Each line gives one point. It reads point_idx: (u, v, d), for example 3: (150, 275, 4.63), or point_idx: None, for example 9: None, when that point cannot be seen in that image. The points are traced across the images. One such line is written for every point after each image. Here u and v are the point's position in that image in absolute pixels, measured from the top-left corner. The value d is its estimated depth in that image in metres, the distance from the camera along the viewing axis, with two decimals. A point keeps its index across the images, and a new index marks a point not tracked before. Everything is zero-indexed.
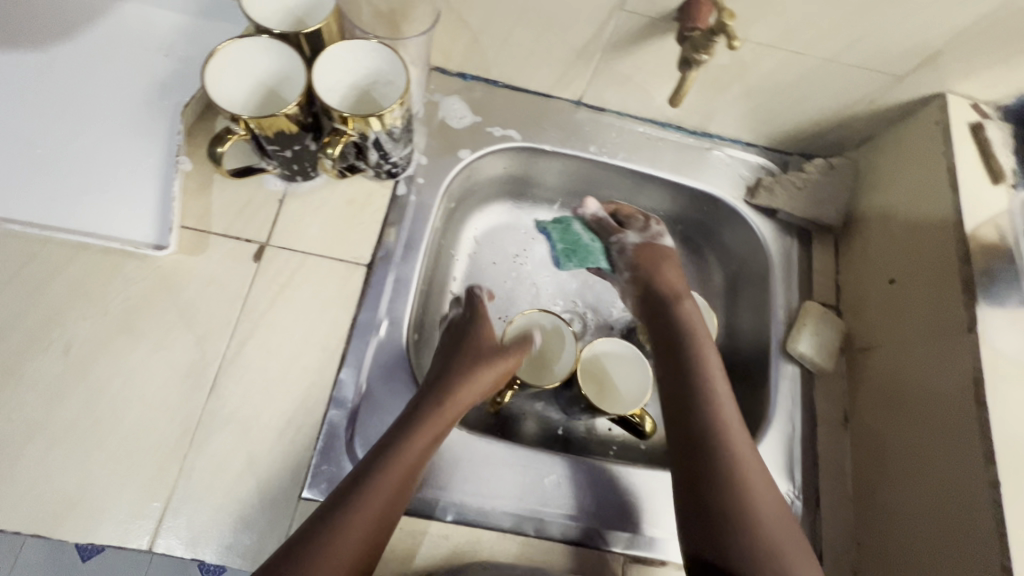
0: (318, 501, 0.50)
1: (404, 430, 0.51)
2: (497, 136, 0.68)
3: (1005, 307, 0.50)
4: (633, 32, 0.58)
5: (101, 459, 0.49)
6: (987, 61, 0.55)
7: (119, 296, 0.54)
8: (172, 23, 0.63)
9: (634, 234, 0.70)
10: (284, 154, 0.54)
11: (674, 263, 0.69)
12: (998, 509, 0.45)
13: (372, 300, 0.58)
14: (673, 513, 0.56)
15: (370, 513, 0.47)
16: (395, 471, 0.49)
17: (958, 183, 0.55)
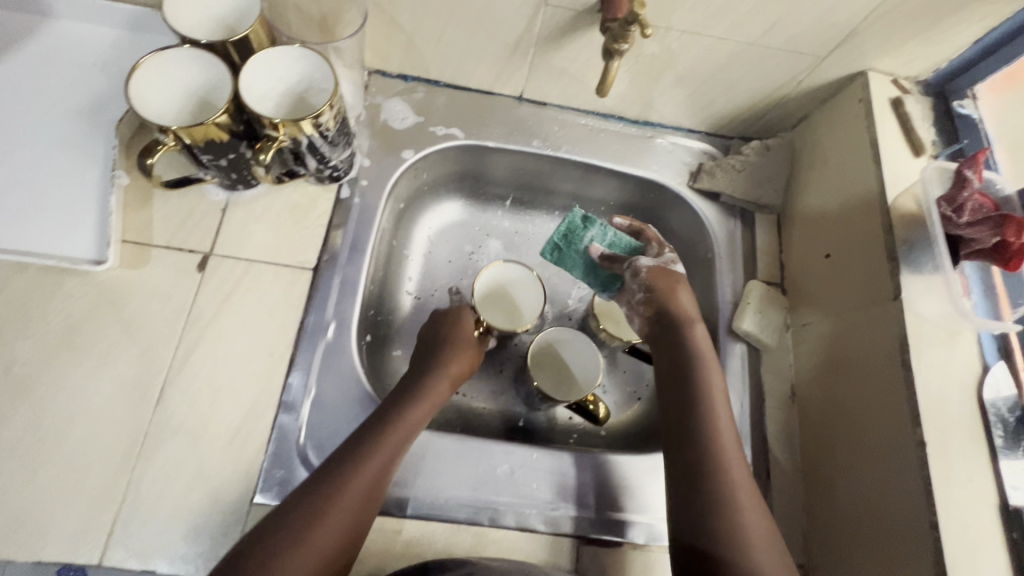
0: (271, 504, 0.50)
1: (376, 425, 0.50)
2: (441, 135, 0.69)
3: (921, 275, 0.52)
4: (562, 26, 0.59)
5: (47, 478, 0.49)
6: (902, 38, 0.57)
7: (60, 314, 0.54)
8: (106, 37, 0.63)
9: (647, 257, 0.62)
10: (220, 163, 0.54)
11: (689, 290, 0.61)
12: (925, 468, 0.46)
13: (320, 304, 0.59)
14: (626, 495, 0.57)
15: (343, 510, 0.45)
16: (361, 477, 0.47)
17: (880, 157, 0.57)
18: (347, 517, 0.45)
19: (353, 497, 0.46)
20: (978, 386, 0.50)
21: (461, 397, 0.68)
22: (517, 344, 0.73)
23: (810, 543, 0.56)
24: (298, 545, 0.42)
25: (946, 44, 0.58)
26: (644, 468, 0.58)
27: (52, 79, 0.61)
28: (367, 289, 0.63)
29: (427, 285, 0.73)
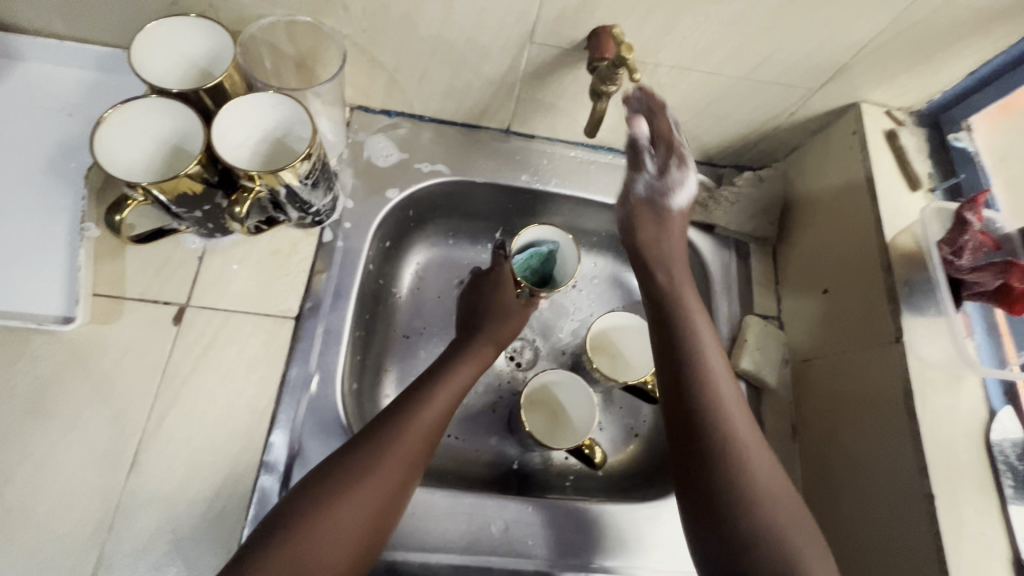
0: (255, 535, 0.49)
1: (366, 448, 0.47)
2: (426, 171, 0.67)
3: (924, 316, 0.51)
4: (547, 63, 0.57)
5: (11, 557, 0.46)
6: (895, 71, 0.56)
7: (26, 376, 0.51)
8: (73, 78, 0.60)
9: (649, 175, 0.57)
10: (195, 214, 0.52)
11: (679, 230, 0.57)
12: (934, 522, 0.45)
13: (302, 355, 0.56)
14: (625, 545, 0.55)
15: (332, 534, 0.43)
16: (343, 501, 0.44)
17: (877, 192, 0.56)
18: (338, 545, 0.43)
19: (343, 522, 0.44)
20: (985, 433, 0.48)
21: (453, 441, 0.66)
22: (509, 382, 0.70)
23: None
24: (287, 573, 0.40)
25: (939, 76, 0.57)
26: (644, 518, 0.56)
27: (20, 126, 0.58)
28: (352, 336, 0.60)
29: (415, 324, 0.70)
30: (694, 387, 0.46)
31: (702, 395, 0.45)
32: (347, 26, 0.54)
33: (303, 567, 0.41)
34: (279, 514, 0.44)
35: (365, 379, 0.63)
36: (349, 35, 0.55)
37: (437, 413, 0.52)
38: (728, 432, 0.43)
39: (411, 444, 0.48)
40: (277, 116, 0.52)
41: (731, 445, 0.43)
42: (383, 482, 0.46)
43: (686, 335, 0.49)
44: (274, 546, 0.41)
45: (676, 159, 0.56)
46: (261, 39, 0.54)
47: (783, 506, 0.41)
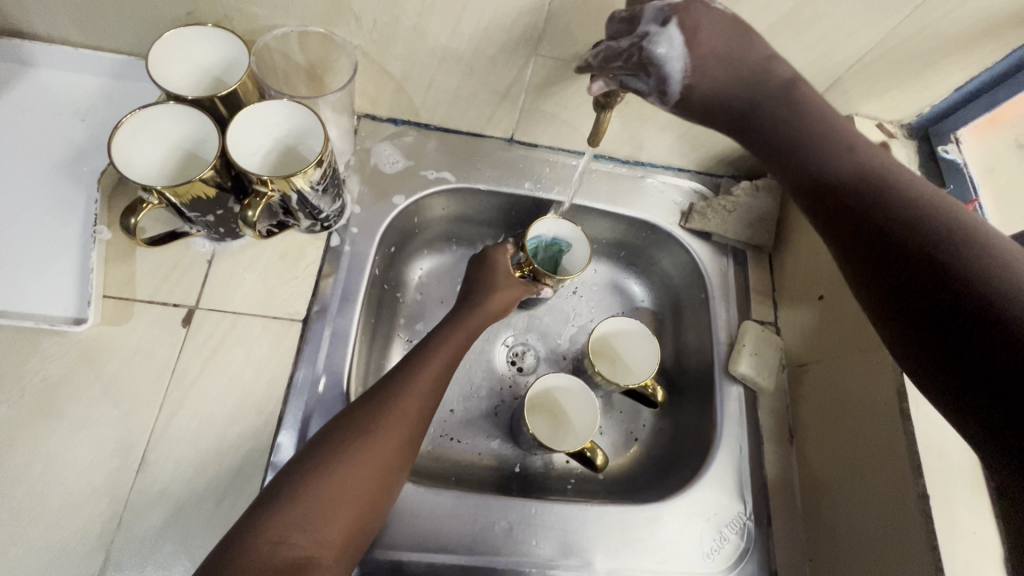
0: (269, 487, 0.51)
1: (366, 416, 0.48)
2: (431, 178, 0.68)
3: None
4: (552, 74, 0.59)
5: (18, 554, 0.46)
6: (884, 86, 0.58)
7: (36, 376, 0.51)
8: (87, 86, 0.61)
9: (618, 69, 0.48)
10: (207, 218, 0.54)
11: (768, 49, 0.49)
12: (928, 520, 0.46)
13: (310, 357, 0.57)
14: (626, 544, 0.56)
15: (337, 494, 0.44)
16: (347, 459, 0.45)
17: None
18: (348, 504, 0.44)
19: (352, 480, 0.44)
20: None
21: (455, 444, 0.67)
22: (510, 386, 0.71)
23: None
24: (302, 532, 0.42)
25: (927, 91, 0.59)
26: (644, 519, 0.57)
27: (32, 131, 0.59)
28: (358, 338, 0.61)
29: (419, 327, 0.71)
30: (881, 185, 0.42)
31: (888, 194, 0.41)
32: (358, 37, 0.55)
33: (317, 525, 0.42)
34: (283, 484, 0.44)
35: (370, 382, 0.64)
36: (359, 46, 0.57)
37: (433, 376, 0.52)
38: (920, 215, 0.39)
39: (409, 409, 0.49)
40: (290, 124, 0.54)
41: (927, 215, 0.39)
42: (385, 447, 0.47)
43: (829, 151, 0.45)
44: (285, 508, 0.42)
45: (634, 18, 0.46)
46: (274, 49, 0.56)
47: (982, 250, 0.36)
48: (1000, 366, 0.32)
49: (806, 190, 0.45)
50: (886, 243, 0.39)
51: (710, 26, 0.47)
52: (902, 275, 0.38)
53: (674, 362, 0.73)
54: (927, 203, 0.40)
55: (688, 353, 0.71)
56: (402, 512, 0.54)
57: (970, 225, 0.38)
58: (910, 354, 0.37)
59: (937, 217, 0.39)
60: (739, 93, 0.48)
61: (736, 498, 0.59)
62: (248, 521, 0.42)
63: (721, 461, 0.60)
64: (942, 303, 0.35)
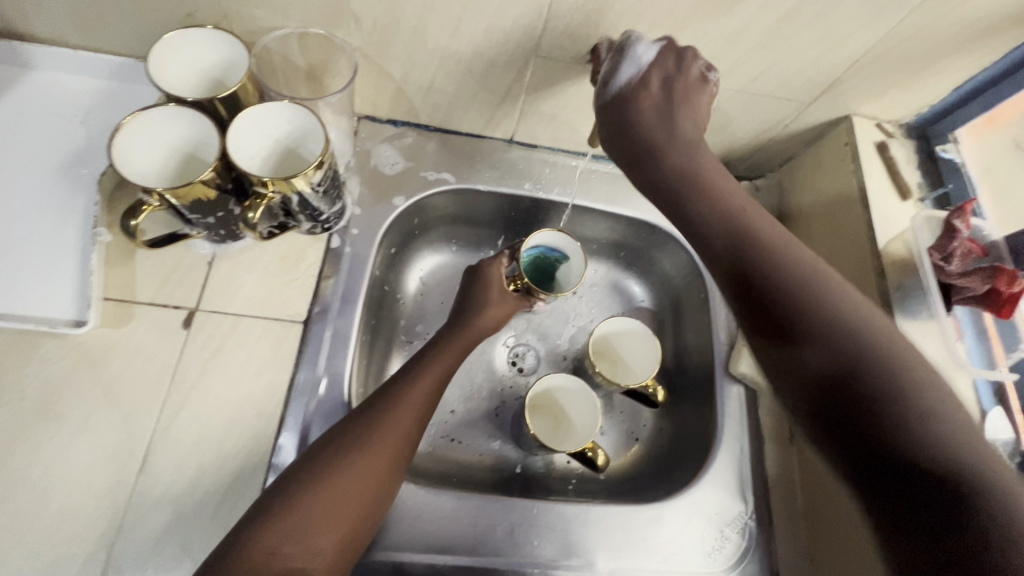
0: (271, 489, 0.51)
1: (360, 426, 0.48)
2: (431, 179, 0.68)
3: (917, 320, 0.52)
4: (552, 75, 0.59)
5: (19, 557, 0.46)
6: (883, 86, 0.58)
7: (36, 379, 0.51)
8: (86, 88, 0.61)
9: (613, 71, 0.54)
10: (208, 220, 0.54)
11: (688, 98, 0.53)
12: None
13: (310, 358, 0.57)
14: (628, 545, 0.56)
15: (330, 504, 0.44)
16: (339, 471, 0.45)
17: (869, 201, 0.58)
18: (341, 516, 0.44)
19: (346, 489, 0.45)
20: None
21: (456, 445, 0.67)
22: (511, 388, 0.71)
23: None
24: (294, 542, 0.42)
25: (927, 91, 0.60)
26: (645, 520, 0.57)
27: (32, 133, 0.59)
28: (358, 339, 0.61)
29: (419, 328, 0.71)
30: (814, 307, 0.43)
31: (822, 319, 0.42)
32: (358, 39, 0.55)
33: (309, 535, 0.42)
34: (276, 495, 0.44)
35: (371, 384, 0.64)
36: (360, 47, 0.57)
37: (426, 390, 0.53)
38: (865, 368, 0.39)
39: (401, 423, 0.49)
40: (290, 127, 0.54)
41: (849, 340, 0.41)
42: (376, 460, 0.47)
43: (727, 211, 0.49)
44: (277, 518, 0.42)
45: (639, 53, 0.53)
46: (274, 50, 0.56)
47: (921, 406, 0.37)
48: (846, 420, 0.38)
49: (732, 274, 0.47)
50: (833, 394, 0.39)
51: (685, 91, 0.53)
52: (807, 367, 0.41)
53: (674, 362, 0.73)
54: (846, 317, 0.42)
55: (688, 352, 0.71)
56: (403, 514, 0.54)
57: (835, 295, 0.43)
58: (807, 413, 0.41)
59: (846, 328, 0.41)
60: (642, 139, 0.53)
61: (737, 498, 0.59)
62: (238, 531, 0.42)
63: (722, 461, 0.60)
64: (813, 370, 0.41)
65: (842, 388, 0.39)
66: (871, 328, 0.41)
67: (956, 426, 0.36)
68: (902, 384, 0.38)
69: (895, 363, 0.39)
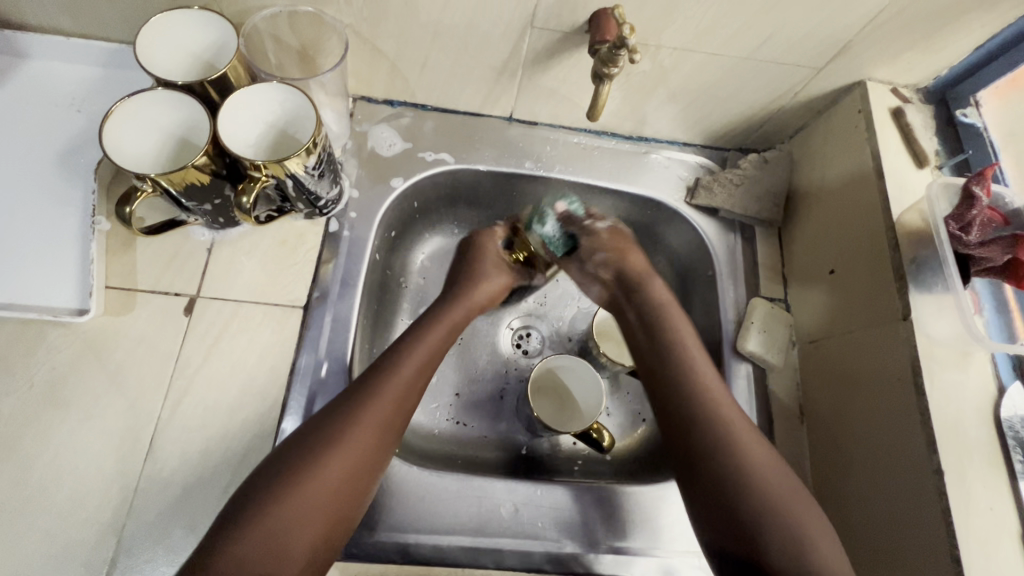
0: None
1: (351, 403, 0.48)
2: (430, 160, 0.67)
3: (932, 294, 0.50)
4: (549, 47, 0.57)
5: (35, 540, 0.47)
6: (900, 48, 0.55)
7: (43, 367, 0.52)
8: (79, 75, 0.61)
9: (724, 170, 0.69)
10: (205, 207, 0.54)
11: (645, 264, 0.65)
12: (943, 497, 0.44)
13: (312, 342, 0.57)
14: (635, 526, 0.55)
15: (328, 486, 0.44)
16: (334, 453, 0.45)
17: (883, 170, 0.56)
18: (340, 496, 0.45)
19: (342, 468, 0.45)
20: (995, 410, 0.48)
21: (462, 427, 0.67)
22: (515, 369, 0.71)
23: None
24: (299, 525, 0.42)
25: (947, 51, 0.56)
26: (647, 500, 0.56)
27: (28, 123, 0.59)
28: (359, 322, 0.61)
29: (423, 312, 0.71)
30: (702, 410, 0.51)
31: (709, 427, 0.50)
32: (348, 15, 0.54)
33: (314, 515, 0.43)
34: (268, 482, 0.43)
35: (375, 367, 0.64)
36: (351, 25, 0.55)
37: (416, 365, 0.53)
38: (733, 456, 0.48)
39: (396, 407, 0.49)
40: (282, 108, 0.53)
41: (725, 440, 0.48)
42: (371, 435, 0.47)
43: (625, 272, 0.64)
44: (276, 507, 0.42)
45: (696, 186, 0.69)
46: (264, 31, 0.55)
47: (731, 432, 0.49)
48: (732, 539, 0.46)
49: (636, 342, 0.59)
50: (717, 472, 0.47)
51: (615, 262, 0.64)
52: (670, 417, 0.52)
53: None
54: (720, 417, 0.50)
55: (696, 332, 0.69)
56: (406, 497, 0.54)
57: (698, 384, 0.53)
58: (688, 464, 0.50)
59: (729, 437, 0.49)
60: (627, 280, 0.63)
61: None
62: (226, 523, 0.41)
63: None
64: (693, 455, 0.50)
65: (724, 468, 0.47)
66: (749, 438, 0.49)
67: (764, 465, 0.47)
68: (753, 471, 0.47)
69: (754, 456, 0.48)
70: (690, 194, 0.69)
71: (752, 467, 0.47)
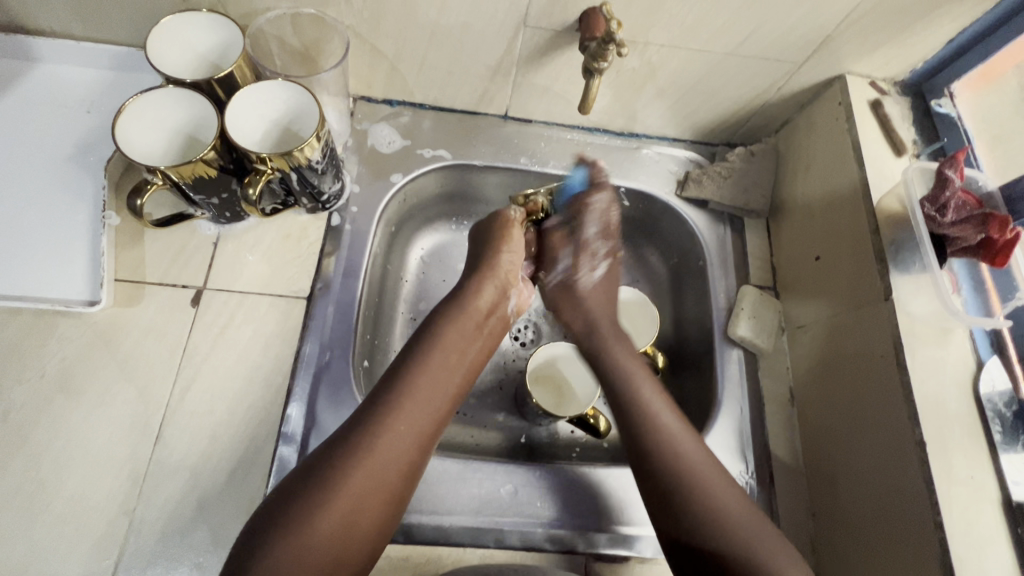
0: (291, 456, 0.53)
1: (391, 392, 0.50)
2: (428, 156, 0.69)
3: (910, 274, 0.52)
4: (542, 46, 0.59)
5: (47, 524, 0.48)
6: (876, 42, 0.58)
7: (55, 357, 0.54)
8: (89, 78, 0.63)
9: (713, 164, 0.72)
10: (212, 201, 0.56)
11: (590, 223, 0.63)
12: (925, 467, 0.46)
13: (316, 332, 0.59)
14: (631, 505, 0.57)
15: (378, 475, 0.46)
16: (382, 442, 0.47)
17: (863, 158, 0.58)
18: (373, 505, 0.45)
19: (392, 457, 0.47)
20: (974, 384, 0.50)
21: (462, 417, 0.68)
22: (513, 360, 0.72)
23: (817, 544, 0.56)
24: (357, 513, 0.44)
25: (921, 45, 0.59)
26: None
27: (40, 123, 0.61)
28: (361, 312, 0.62)
29: (422, 306, 0.73)
30: (644, 421, 0.53)
31: (653, 443, 0.51)
32: (350, 17, 0.56)
33: (368, 504, 0.45)
34: (301, 494, 0.43)
35: (376, 357, 0.65)
36: (351, 26, 0.57)
37: (451, 355, 0.55)
38: (678, 459, 0.50)
39: (424, 420, 0.50)
40: (286, 105, 0.55)
41: (667, 449, 0.51)
42: (417, 423, 0.49)
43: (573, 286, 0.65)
44: (318, 517, 0.43)
45: (687, 179, 0.71)
46: (268, 32, 0.57)
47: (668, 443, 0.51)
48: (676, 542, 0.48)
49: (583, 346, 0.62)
50: (657, 470, 0.50)
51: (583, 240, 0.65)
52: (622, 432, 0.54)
53: (674, 332, 0.73)
54: (669, 428, 0.52)
55: (688, 321, 0.71)
56: None
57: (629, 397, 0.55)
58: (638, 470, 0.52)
59: (675, 444, 0.51)
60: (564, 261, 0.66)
61: (737, 457, 0.59)
62: (278, 514, 0.43)
63: (721, 423, 0.61)
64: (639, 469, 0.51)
65: (669, 470, 0.50)
66: (691, 449, 0.51)
67: (703, 480, 0.49)
68: (698, 471, 0.49)
69: (698, 461, 0.50)
70: (681, 187, 0.72)
71: (699, 472, 0.49)
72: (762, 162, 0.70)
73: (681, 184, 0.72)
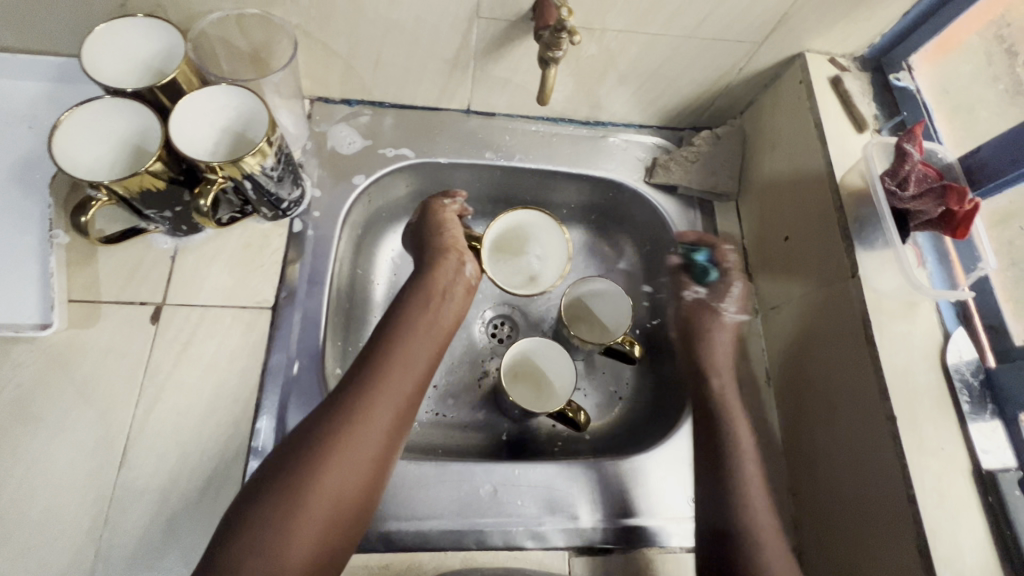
0: None
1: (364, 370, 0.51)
2: (391, 156, 0.68)
3: (874, 250, 0.52)
4: (498, 37, 0.58)
5: (8, 557, 0.47)
6: (832, 19, 0.58)
7: (9, 384, 0.52)
8: (29, 91, 0.60)
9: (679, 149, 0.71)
10: (166, 214, 0.54)
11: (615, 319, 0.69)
12: (897, 441, 0.46)
13: (282, 342, 0.57)
14: (611, 500, 0.56)
15: (360, 448, 0.47)
16: (361, 415, 0.48)
17: (825, 136, 0.58)
18: (354, 478, 0.46)
19: (372, 430, 0.47)
20: (942, 355, 0.50)
21: (443, 418, 0.67)
22: (490, 358, 0.71)
23: (799, 522, 0.56)
24: (337, 485, 0.45)
25: (878, 20, 0.59)
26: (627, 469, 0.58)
27: None
28: (330, 319, 0.61)
29: None
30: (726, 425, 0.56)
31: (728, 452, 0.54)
32: (296, 16, 0.54)
33: (352, 476, 0.46)
34: (279, 475, 0.44)
35: (350, 364, 0.64)
36: (299, 25, 0.56)
37: (420, 330, 0.55)
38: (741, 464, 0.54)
39: (399, 389, 0.51)
40: (235, 111, 0.54)
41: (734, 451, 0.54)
42: (395, 399, 0.50)
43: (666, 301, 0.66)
44: (298, 491, 0.43)
45: (653, 166, 0.71)
46: (212, 35, 0.55)
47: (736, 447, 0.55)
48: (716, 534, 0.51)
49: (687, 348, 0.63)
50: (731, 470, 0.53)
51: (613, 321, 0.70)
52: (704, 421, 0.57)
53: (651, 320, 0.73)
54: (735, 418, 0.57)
55: (663, 309, 0.71)
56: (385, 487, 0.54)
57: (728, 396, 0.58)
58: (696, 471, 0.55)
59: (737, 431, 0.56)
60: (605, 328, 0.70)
61: None
62: (249, 500, 0.43)
63: None
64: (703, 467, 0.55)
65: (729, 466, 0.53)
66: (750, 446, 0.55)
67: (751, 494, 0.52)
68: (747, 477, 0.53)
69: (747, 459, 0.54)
70: (648, 174, 0.71)
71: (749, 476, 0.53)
72: (727, 144, 0.70)
73: (646, 172, 0.71)
